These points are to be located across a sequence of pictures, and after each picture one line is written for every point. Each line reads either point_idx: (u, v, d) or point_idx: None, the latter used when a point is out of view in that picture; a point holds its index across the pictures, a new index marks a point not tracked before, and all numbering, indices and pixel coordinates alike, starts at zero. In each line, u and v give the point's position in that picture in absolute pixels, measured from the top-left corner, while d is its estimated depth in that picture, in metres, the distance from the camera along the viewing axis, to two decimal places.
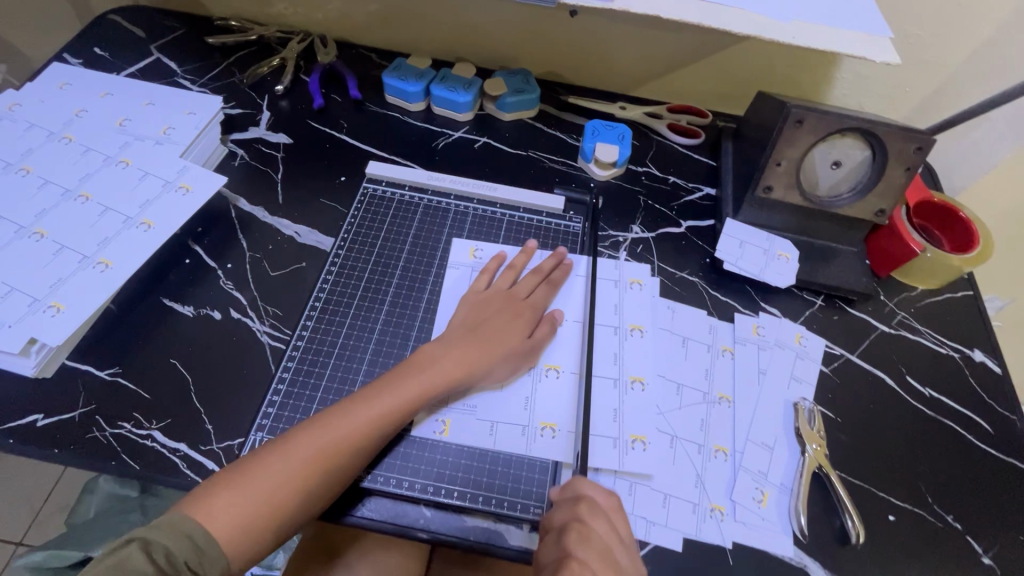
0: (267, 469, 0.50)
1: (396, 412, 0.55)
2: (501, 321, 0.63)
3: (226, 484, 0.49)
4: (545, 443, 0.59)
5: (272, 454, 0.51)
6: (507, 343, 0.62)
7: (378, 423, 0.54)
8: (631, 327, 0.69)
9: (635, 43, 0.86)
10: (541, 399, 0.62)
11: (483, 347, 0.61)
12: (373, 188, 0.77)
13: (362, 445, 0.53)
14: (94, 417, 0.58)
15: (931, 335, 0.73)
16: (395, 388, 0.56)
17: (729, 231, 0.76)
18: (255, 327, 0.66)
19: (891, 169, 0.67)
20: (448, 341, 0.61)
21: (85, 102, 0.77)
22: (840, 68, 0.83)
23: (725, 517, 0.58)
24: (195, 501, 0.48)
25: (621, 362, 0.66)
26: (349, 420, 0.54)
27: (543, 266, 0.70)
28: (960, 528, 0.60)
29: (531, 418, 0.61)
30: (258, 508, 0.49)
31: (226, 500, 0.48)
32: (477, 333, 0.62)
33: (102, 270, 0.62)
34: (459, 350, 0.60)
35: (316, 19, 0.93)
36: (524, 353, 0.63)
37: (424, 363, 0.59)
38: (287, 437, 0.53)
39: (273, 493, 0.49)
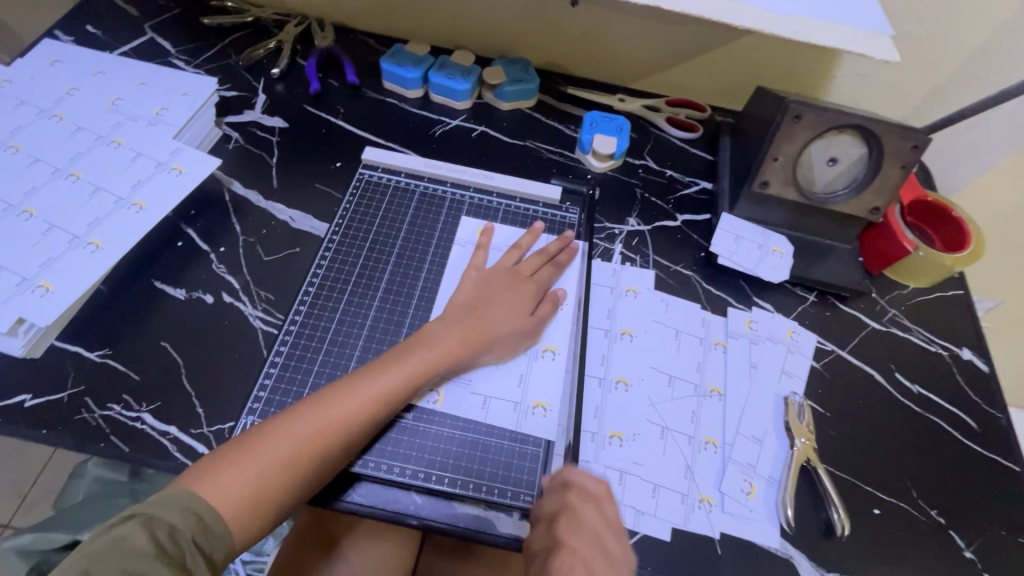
0: (273, 441, 0.50)
1: (402, 386, 0.56)
2: (503, 299, 0.63)
3: (231, 460, 0.49)
4: (536, 421, 0.60)
5: (277, 426, 0.51)
6: (510, 319, 0.62)
7: (383, 395, 0.55)
8: (622, 331, 0.68)
9: (636, 34, 0.85)
10: (535, 378, 0.62)
11: (485, 326, 0.61)
12: (369, 174, 0.77)
13: (366, 418, 0.54)
14: (82, 399, 0.58)
15: (921, 333, 0.74)
16: (401, 362, 0.56)
17: (724, 225, 0.76)
18: (248, 311, 0.65)
19: (887, 167, 0.67)
20: (451, 319, 0.61)
21: (77, 80, 0.76)
22: (839, 65, 0.83)
23: (713, 508, 0.58)
24: (199, 474, 0.48)
25: (609, 363, 0.66)
26: (356, 391, 0.54)
27: (549, 248, 0.70)
28: (943, 523, 0.61)
29: (524, 396, 0.61)
30: (263, 480, 0.49)
31: (231, 474, 0.48)
32: (479, 312, 0.62)
33: (93, 250, 0.61)
34: (463, 327, 0.60)
35: (314, 2, 0.92)
36: (526, 331, 0.63)
37: (428, 340, 0.59)
38: (291, 411, 0.53)
39: (280, 465, 0.49)
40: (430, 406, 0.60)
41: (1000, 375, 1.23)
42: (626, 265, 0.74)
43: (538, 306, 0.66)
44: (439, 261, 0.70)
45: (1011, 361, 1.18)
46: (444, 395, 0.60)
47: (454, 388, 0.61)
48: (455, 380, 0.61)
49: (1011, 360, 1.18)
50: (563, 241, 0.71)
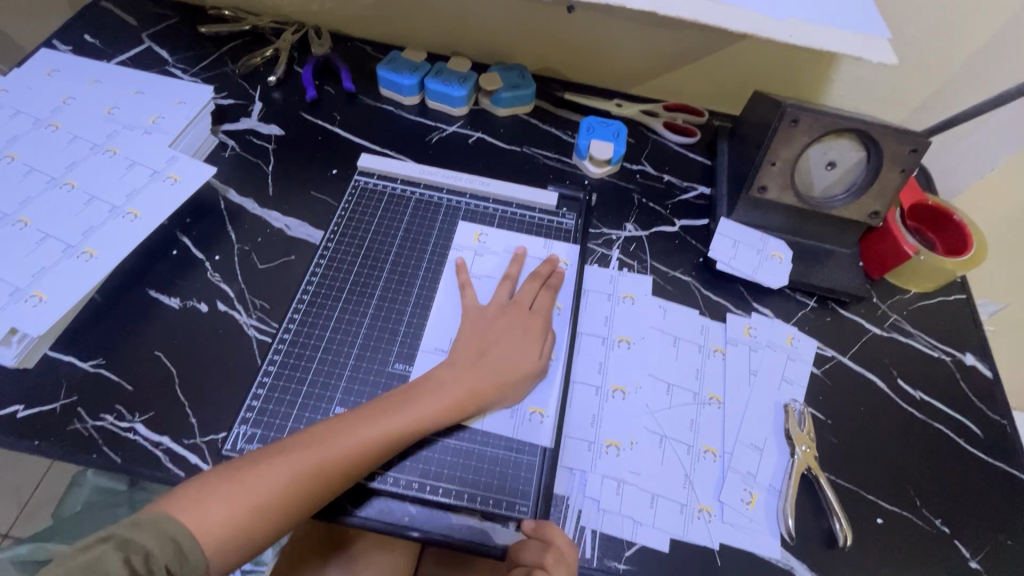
0: (262, 476, 0.49)
1: (401, 435, 0.54)
2: (511, 339, 0.61)
3: (216, 488, 0.48)
4: (533, 427, 0.59)
5: (268, 462, 0.50)
6: (518, 364, 0.60)
7: (380, 442, 0.53)
8: (619, 338, 0.67)
9: (632, 39, 0.85)
10: (532, 384, 0.62)
11: (492, 374, 0.58)
12: (365, 180, 0.76)
13: (360, 463, 0.52)
14: (75, 409, 0.58)
15: (923, 338, 0.73)
16: (402, 410, 0.55)
17: (722, 230, 0.75)
18: (243, 320, 0.65)
19: (887, 171, 0.67)
20: (458, 364, 0.59)
21: (73, 89, 0.76)
22: (837, 69, 0.83)
23: (712, 518, 0.57)
24: (181, 501, 0.47)
25: (605, 371, 0.65)
26: (354, 435, 0.52)
27: (542, 271, 0.68)
28: (948, 532, 0.59)
29: (521, 401, 0.61)
30: (248, 515, 0.47)
31: (213, 504, 0.47)
32: (484, 355, 0.60)
33: (87, 259, 0.61)
34: (470, 375, 0.58)
35: (311, 10, 0.92)
36: (533, 375, 0.61)
37: (434, 386, 0.57)
38: (286, 444, 0.51)
39: (263, 500, 0.48)
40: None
41: (1005, 379, 1.22)
42: (623, 270, 0.74)
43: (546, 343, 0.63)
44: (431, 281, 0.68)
45: (1016, 365, 1.17)
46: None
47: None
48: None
49: (1017, 364, 1.17)
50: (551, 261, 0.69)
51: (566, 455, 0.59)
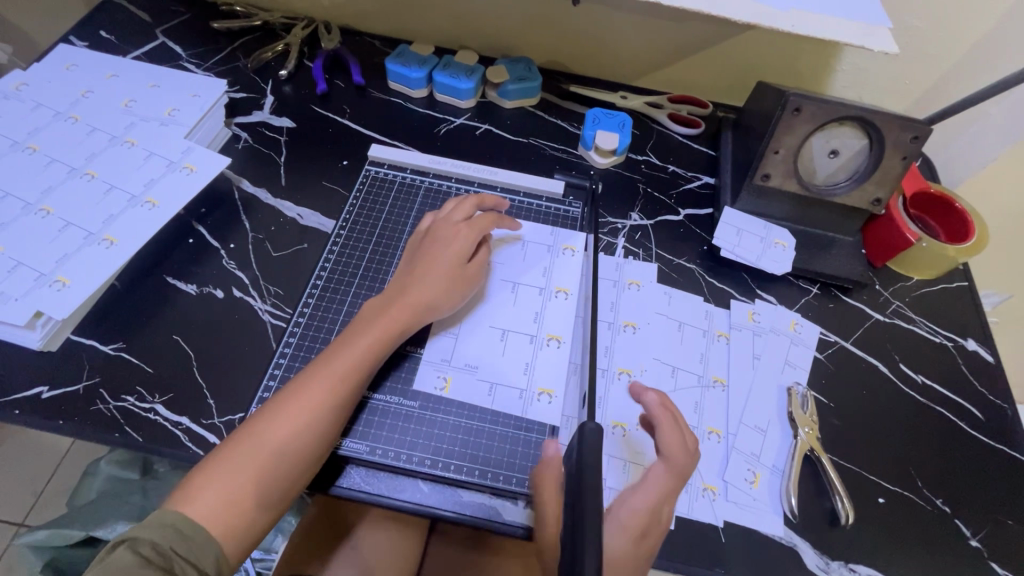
0: (245, 450, 0.49)
1: (357, 369, 0.55)
2: (431, 255, 0.62)
3: (205, 475, 0.48)
4: (541, 407, 0.61)
5: (244, 436, 0.50)
6: (440, 271, 0.61)
7: (341, 383, 0.53)
8: (625, 323, 0.69)
9: (637, 32, 0.86)
10: (540, 366, 0.63)
11: (425, 287, 0.60)
12: (375, 170, 0.78)
13: (328, 408, 0.52)
14: (97, 390, 0.59)
15: (925, 324, 0.74)
16: (344, 348, 0.55)
17: (726, 219, 0.76)
18: (257, 306, 0.67)
19: (888, 159, 0.68)
20: (392, 292, 0.60)
21: (91, 82, 0.78)
22: (841, 59, 0.84)
23: (716, 497, 0.59)
24: (179, 494, 0.47)
25: (611, 354, 0.66)
26: (314, 383, 0.53)
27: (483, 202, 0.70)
28: (949, 512, 0.61)
29: (529, 383, 0.62)
30: (240, 490, 0.48)
31: (206, 488, 0.47)
32: (414, 275, 0.61)
33: (107, 246, 0.63)
34: (398, 296, 0.59)
35: (321, 6, 0.94)
36: (462, 279, 0.62)
37: (374, 316, 0.58)
38: (257, 417, 0.51)
39: (255, 472, 0.48)
40: (436, 391, 0.61)
41: (1009, 370, 1.23)
42: (629, 258, 0.75)
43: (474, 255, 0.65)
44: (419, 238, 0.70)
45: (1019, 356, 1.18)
46: (450, 382, 0.61)
47: (461, 376, 0.62)
48: (462, 368, 0.62)
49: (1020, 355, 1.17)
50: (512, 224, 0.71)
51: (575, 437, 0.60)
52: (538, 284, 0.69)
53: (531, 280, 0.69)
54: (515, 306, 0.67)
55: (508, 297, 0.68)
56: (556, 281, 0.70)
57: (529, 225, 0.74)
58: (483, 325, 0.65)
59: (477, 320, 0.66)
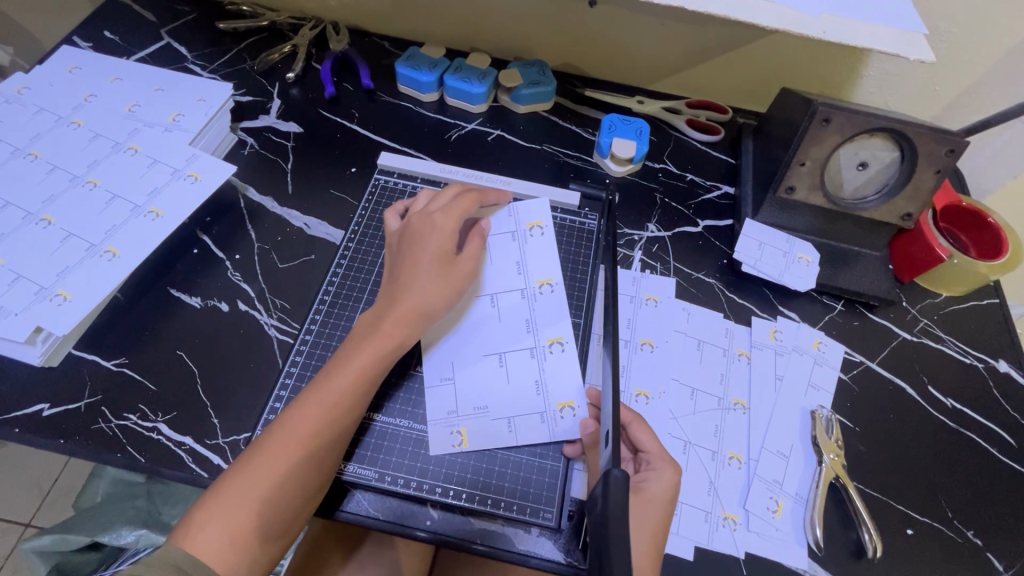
0: (242, 481, 0.47)
1: (357, 385, 0.53)
2: (422, 252, 0.58)
3: (205, 508, 0.46)
4: (568, 423, 0.58)
5: (245, 465, 0.48)
6: (431, 270, 0.57)
7: (340, 400, 0.52)
8: (642, 341, 0.66)
9: (656, 35, 0.83)
10: (551, 380, 0.60)
11: (416, 290, 0.56)
12: (385, 179, 0.76)
13: (328, 429, 0.50)
14: (99, 408, 0.58)
15: (954, 343, 0.71)
16: (340, 363, 0.53)
17: (748, 232, 0.74)
18: (263, 320, 0.65)
19: (921, 172, 0.65)
20: (383, 302, 0.57)
21: (95, 86, 0.76)
22: (868, 65, 0.80)
23: (737, 527, 0.57)
24: (183, 529, 0.45)
25: (628, 375, 0.64)
26: (312, 403, 0.51)
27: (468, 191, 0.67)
28: (980, 544, 0.58)
29: (547, 402, 0.59)
30: (244, 520, 0.46)
31: (206, 522, 0.45)
32: (404, 275, 0.57)
33: (109, 258, 0.61)
34: (390, 301, 0.56)
35: (329, 5, 0.92)
36: (459, 279, 0.59)
37: (368, 330, 0.55)
38: (257, 443, 0.50)
39: (256, 502, 0.47)
40: (454, 449, 0.57)
41: None
42: (647, 272, 0.73)
43: (463, 247, 0.62)
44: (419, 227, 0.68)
45: None
46: (466, 435, 0.57)
47: (475, 424, 0.58)
48: (473, 415, 0.58)
49: None
50: (499, 196, 0.70)
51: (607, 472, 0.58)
52: (519, 285, 0.66)
53: (509, 284, 0.66)
54: (503, 320, 0.64)
55: (491, 312, 0.64)
56: (536, 274, 0.67)
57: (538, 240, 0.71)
58: (478, 346, 0.62)
59: (474, 342, 0.62)
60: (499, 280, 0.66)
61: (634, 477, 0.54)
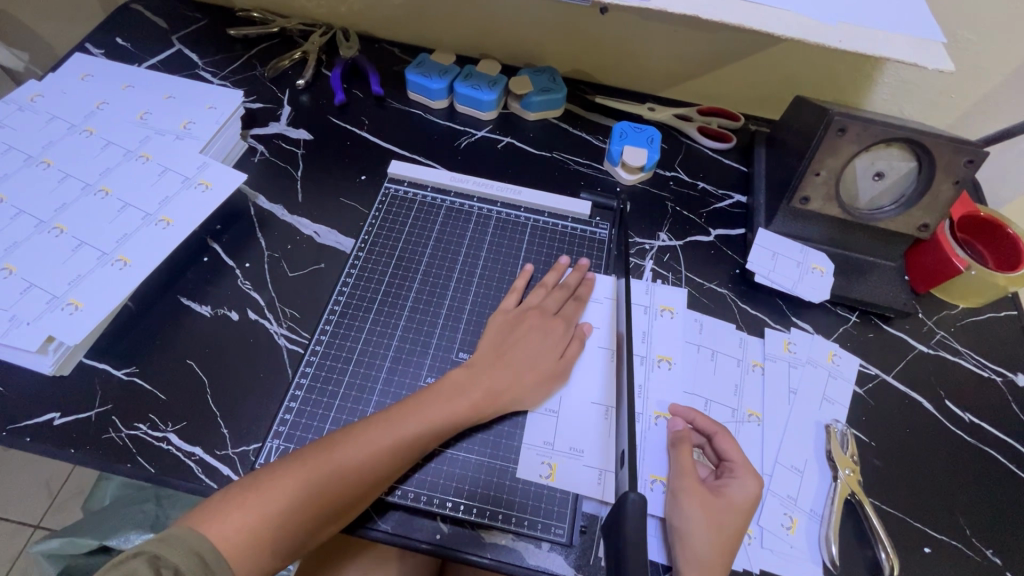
0: (278, 486, 0.49)
1: (416, 440, 0.54)
2: (527, 345, 0.60)
3: (237, 502, 0.48)
4: (656, 497, 0.57)
5: (281, 471, 0.50)
6: (533, 367, 0.59)
7: (395, 447, 0.53)
8: (659, 358, 0.65)
9: (668, 41, 0.83)
10: (650, 450, 0.60)
11: (512, 375, 0.58)
12: (395, 188, 0.75)
13: (379, 468, 0.52)
14: (109, 418, 0.58)
15: (972, 356, 0.70)
16: (411, 415, 0.54)
17: (761, 241, 0.73)
18: (273, 329, 0.65)
19: (939, 183, 0.64)
20: (475, 364, 0.59)
21: (107, 94, 0.76)
22: (883, 73, 0.79)
23: (752, 543, 0.56)
24: (206, 511, 0.47)
25: (646, 396, 0.63)
26: (369, 439, 0.52)
27: (568, 282, 0.67)
28: (999, 564, 0.57)
29: (641, 469, 0.58)
30: (271, 522, 0.47)
31: (236, 515, 0.47)
32: (503, 359, 0.59)
33: (121, 267, 0.61)
34: (486, 379, 0.57)
35: (339, 12, 0.92)
36: (551, 378, 0.60)
37: (451, 389, 0.57)
38: (300, 453, 0.52)
39: (284, 509, 0.48)
40: (541, 480, 0.56)
41: None
42: (658, 282, 0.72)
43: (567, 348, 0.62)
44: (502, 289, 0.67)
45: None
46: (556, 469, 0.57)
47: (567, 463, 0.57)
48: (567, 454, 0.58)
49: None
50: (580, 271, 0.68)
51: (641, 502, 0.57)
52: (640, 352, 0.66)
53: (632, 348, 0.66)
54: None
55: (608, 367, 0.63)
56: (658, 348, 0.66)
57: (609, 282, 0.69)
58: (582, 401, 0.61)
59: (574, 394, 0.61)
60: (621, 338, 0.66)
61: (714, 482, 0.56)
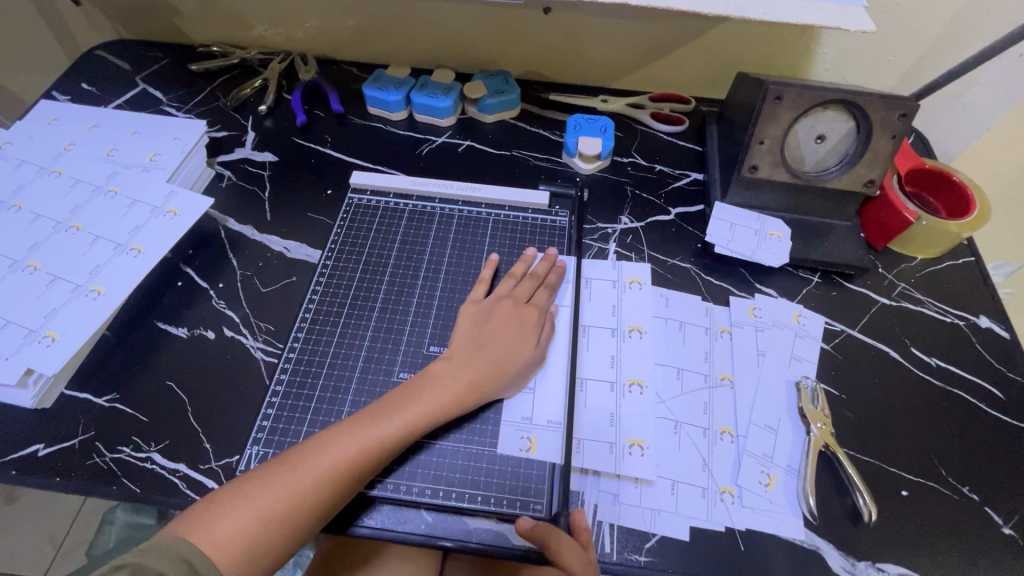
0: (265, 492, 0.49)
1: (400, 435, 0.54)
2: (502, 335, 0.61)
3: (225, 511, 0.48)
4: (634, 461, 0.58)
5: (267, 477, 0.50)
6: (511, 357, 0.60)
7: (376, 445, 0.53)
8: (630, 328, 0.67)
9: (612, 34, 0.86)
10: (625, 416, 0.61)
11: (491, 365, 0.59)
12: (358, 197, 0.77)
13: (365, 468, 0.52)
14: (93, 444, 0.59)
15: (933, 304, 0.72)
16: (393, 412, 0.55)
17: (717, 214, 0.75)
18: (249, 344, 0.66)
19: (878, 139, 0.66)
20: (454, 356, 0.59)
21: (73, 135, 0.79)
22: (820, 43, 0.82)
23: (734, 500, 0.57)
24: (195, 521, 0.48)
25: (618, 365, 0.64)
26: (351, 440, 0.53)
27: (537, 271, 0.68)
28: (977, 500, 0.58)
29: (618, 435, 0.59)
30: (261, 527, 0.48)
31: (225, 523, 0.48)
32: (481, 351, 0.60)
33: (94, 297, 0.63)
34: (467, 371, 0.58)
35: (296, 38, 0.95)
36: (527, 366, 0.61)
37: (431, 383, 0.57)
38: (284, 459, 0.52)
39: (275, 514, 0.49)
40: (522, 454, 0.57)
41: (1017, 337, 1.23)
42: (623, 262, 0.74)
43: (543, 333, 0.64)
44: (470, 284, 0.69)
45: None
46: (535, 442, 0.58)
47: (545, 434, 0.59)
48: (545, 426, 0.59)
49: None
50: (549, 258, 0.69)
51: (620, 464, 0.58)
52: (610, 324, 0.68)
53: (600, 322, 0.68)
54: (591, 351, 0.65)
55: (583, 344, 0.66)
56: (628, 320, 0.68)
57: (573, 261, 0.71)
58: (556, 376, 0.62)
59: (548, 372, 0.63)
60: (594, 315, 0.68)
61: None
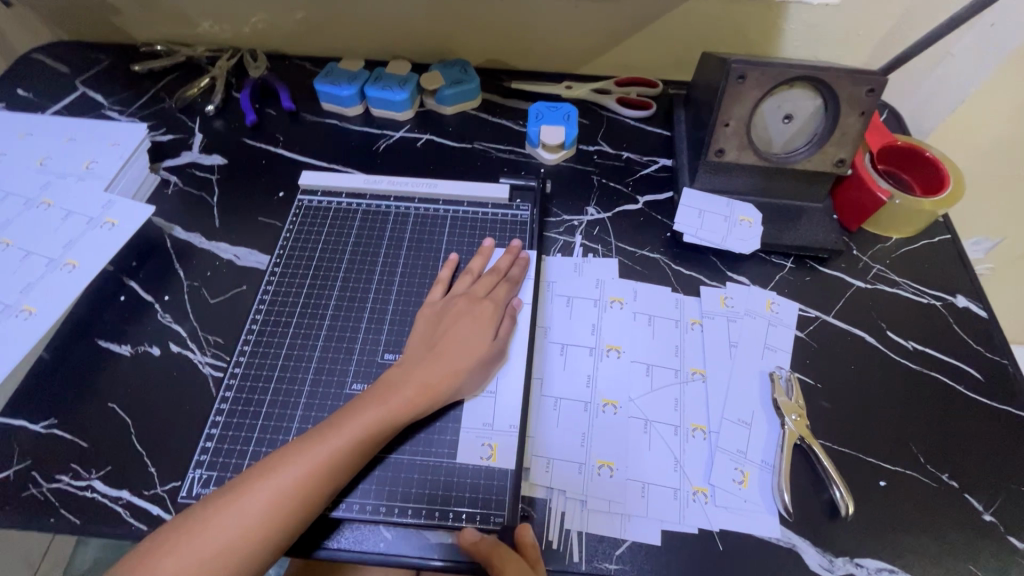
0: (211, 526, 0.46)
1: (353, 449, 0.51)
2: (457, 334, 0.58)
3: (169, 550, 0.45)
4: (604, 483, 0.55)
5: (213, 509, 0.47)
6: (467, 354, 0.57)
7: (328, 464, 0.50)
8: (608, 347, 0.63)
9: (572, 17, 0.82)
10: (598, 436, 0.57)
11: (445, 366, 0.56)
12: (309, 199, 0.74)
13: (317, 489, 0.49)
14: (29, 474, 0.55)
15: (909, 285, 0.70)
16: (344, 427, 0.51)
17: (685, 201, 0.72)
18: (197, 359, 0.63)
19: (846, 117, 0.64)
20: (407, 362, 0.57)
21: (5, 145, 0.74)
22: (787, 19, 0.79)
23: (708, 500, 0.54)
24: (139, 564, 0.45)
25: (594, 385, 0.61)
26: (301, 460, 0.49)
27: (498, 265, 0.65)
28: (957, 486, 0.56)
29: (588, 455, 0.56)
30: (210, 563, 0.45)
31: (170, 563, 0.44)
32: (435, 351, 0.57)
33: (25, 317, 0.59)
34: (420, 374, 0.55)
35: (244, 34, 0.90)
36: (485, 363, 0.58)
37: (384, 392, 0.54)
38: (232, 487, 0.49)
39: (224, 548, 0.46)
40: (483, 463, 0.55)
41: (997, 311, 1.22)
42: (589, 256, 0.71)
43: (502, 326, 0.61)
44: (427, 283, 0.66)
45: (1005, 297, 1.18)
46: (496, 449, 0.56)
47: (507, 441, 0.56)
48: (507, 432, 0.56)
49: (1005, 297, 1.17)
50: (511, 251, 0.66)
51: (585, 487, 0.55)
52: (575, 323, 0.65)
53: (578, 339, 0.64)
54: (566, 370, 0.62)
55: (558, 360, 0.62)
56: (606, 337, 0.64)
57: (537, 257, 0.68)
58: (518, 381, 0.59)
59: (511, 374, 0.60)
60: (563, 329, 0.64)
61: None
